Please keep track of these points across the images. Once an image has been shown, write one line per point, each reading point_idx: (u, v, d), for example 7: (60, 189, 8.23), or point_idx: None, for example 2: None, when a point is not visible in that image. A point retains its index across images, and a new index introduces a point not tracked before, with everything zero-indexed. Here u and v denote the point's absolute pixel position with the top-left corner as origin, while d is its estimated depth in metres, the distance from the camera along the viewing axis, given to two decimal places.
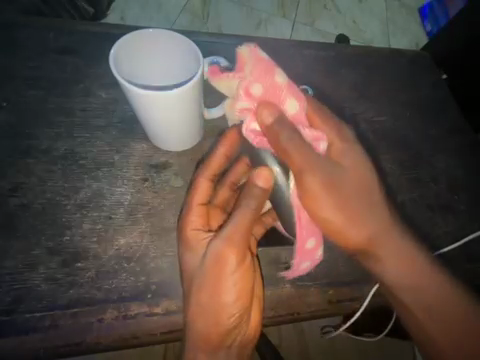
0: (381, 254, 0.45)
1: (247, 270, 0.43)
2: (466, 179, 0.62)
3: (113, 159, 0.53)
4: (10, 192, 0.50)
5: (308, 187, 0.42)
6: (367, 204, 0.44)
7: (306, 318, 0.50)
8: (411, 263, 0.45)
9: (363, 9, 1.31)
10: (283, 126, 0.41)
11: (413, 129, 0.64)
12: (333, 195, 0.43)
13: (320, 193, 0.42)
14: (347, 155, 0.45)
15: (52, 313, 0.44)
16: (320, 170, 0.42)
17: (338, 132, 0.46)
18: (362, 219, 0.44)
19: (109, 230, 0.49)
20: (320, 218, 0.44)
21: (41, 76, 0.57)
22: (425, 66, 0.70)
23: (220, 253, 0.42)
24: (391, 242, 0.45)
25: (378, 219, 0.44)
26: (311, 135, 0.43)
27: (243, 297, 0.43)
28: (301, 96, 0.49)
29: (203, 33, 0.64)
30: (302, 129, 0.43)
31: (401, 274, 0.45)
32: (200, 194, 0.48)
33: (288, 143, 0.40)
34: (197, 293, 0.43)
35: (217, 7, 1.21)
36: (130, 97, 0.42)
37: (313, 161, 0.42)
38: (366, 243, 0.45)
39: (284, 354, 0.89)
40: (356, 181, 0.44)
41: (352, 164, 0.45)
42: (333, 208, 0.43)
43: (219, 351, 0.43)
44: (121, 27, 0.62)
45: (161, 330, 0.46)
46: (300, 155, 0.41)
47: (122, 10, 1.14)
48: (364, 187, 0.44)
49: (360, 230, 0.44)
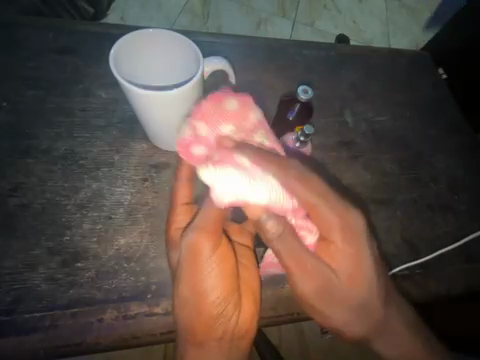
0: (350, 319, 0.43)
1: (225, 255, 0.41)
2: (466, 179, 0.62)
3: (113, 159, 0.53)
4: (10, 192, 0.50)
5: (304, 296, 0.42)
6: (359, 307, 0.42)
7: (306, 317, 0.51)
8: (382, 328, 0.43)
9: (363, 9, 1.31)
10: (275, 237, 0.40)
11: (413, 129, 0.64)
12: (320, 306, 0.42)
13: (309, 276, 0.40)
14: (346, 262, 0.40)
15: (52, 313, 0.44)
16: (313, 270, 0.40)
17: (339, 210, 0.39)
18: (339, 304, 0.41)
19: (110, 230, 0.49)
20: (314, 310, 0.43)
21: (40, 76, 0.57)
22: (425, 66, 0.70)
23: (194, 244, 0.40)
24: (382, 341, 0.45)
25: (372, 326, 0.43)
26: (298, 223, 0.41)
27: (223, 284, 0.41)
28: (301, 96, 0.48)
29: (203, 33, 0.64)
30: (285, 214, 0.40)
31: (367, 321, 0.43)
32: (183, 195, 0.48)
33: (280, 246, 0.40)
34: (182, 283, 0.41)
35: (217, 7, 1.21)
36: (130, 97, 0.42)
37: (302, 262, 0.40)
38: (344, 320, 0.43)
39: (284, 354, 0.89)
40: (349, 298, 0.41)
41: (347, 267, 0.40)
42: (316, 283, 0.40)
43: (206, 341, 0.41)
44: (121, 27, 0.62)
45: (161, 330, 0.46)
46: (280, 245, 0.40)
47: (122, 10, 1.14)
48: (357, 305, 0.41)
49: (335, 298, 0.41)
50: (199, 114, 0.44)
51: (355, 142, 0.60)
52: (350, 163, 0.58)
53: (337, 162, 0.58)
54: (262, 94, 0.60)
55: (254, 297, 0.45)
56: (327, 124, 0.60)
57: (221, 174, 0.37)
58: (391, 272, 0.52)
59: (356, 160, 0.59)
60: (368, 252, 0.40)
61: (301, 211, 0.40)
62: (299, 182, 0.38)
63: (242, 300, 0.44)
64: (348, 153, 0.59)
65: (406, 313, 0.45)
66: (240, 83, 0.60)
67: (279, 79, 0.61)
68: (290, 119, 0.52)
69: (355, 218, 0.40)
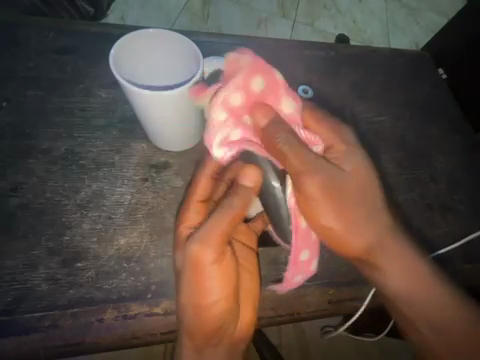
0: (358, 232, 0.42)
1: (227, 268, 0.42)
2: (466, 178, 0.62)
3: (113, 159, 0.53)
4: (10, 192, 0.50)
5: (306, 193, 0.41)
6: (369, 216, 0.42)
7: (307, 317, 0.51)
8: (384, 241, 0.42)
9: (363, 9, 1.31)
10: (276, 125, 0.40)
11: (413, 129, 0.64)
12: (325, 202, 0.41)
13: (309, 168, 0.40)
14: (349, 164, 0.43)
15: (52, 313, 0.44)
16: (315, 167, 0.40)
17: (333, 124, 0.45)
18: (347, 202, 0.41)
19: (110, 230, 0.49)
20: (317, 214, 0.42)
21: (41, 76, 0.57)
22: (425, 65, 0.70)
23: (197, 255, 0.40)
24: (389, 258, 0.43)
25: (379, 236, 0.42)
26: (304, 136, 0.44)
27: (226, 296, 0.42)
28: (301, 95, 0.51)
29: (204, 33, 0.64)
30: (293, 112, 0.43)
31: (371, 233, 0.42)
32: (200, 191, 0.47)
33: (286, 143, 0.40)
34: (187, 290, 0.42)
35: (217, 7, 1.21)
36: (130, 97, 0.43)
37: (302, 155, 0.40)
38: (339, 227, 0.42)
39: (284, 353, 0.89)
40: (355, 193, 0.42)
41: (347, 161, 0.43)
42: (321, 181, 0.40)
43: (205, 349, 0.44)
44: (121, 27, 0.62)
45: (161, 330, 0.46)
46: (287, 137, 0.40)
47: (122, 10, 1.14)
48: (369, 208, 0.42)
49: (341, 196, 0.41)
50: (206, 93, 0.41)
51: None
52: None
53: None
54: None
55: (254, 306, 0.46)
56: None
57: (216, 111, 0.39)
58: None
59: None
60: (363, 161, 0.44)
61: (301, 124, 0.44)
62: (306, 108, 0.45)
63: (245, 309, 0.46)
64: None
65: (416, 263, 0.43)
66: None
67: None
68: None
69: (345, 135, 0.45)
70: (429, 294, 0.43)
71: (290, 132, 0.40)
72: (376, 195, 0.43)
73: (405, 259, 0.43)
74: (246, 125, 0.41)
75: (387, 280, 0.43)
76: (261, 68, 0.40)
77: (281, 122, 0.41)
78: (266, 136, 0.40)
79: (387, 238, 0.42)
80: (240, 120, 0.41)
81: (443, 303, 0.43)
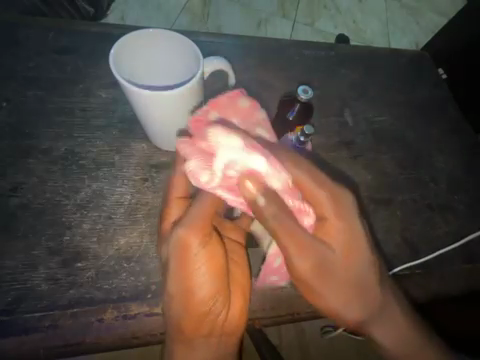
0: (344, 305, 0.42)
1: (214, 254, 0.39)
2: (466, 179, 0.62)
3: (113, 159, 0.53)
4: (10, 192, 0.50)
5: (300, 273, 0.39)
6: (352, 286, 0.42)
7: (305, 317, 0.52)
8: (375, 308, 0.44)
9: (363, 9, 1.31)
10: (271, 201, 0.36)
11: (413, 129, 0.64)
12: (316, 283, 0.40)
13: (300, 249, 0.38)
14: (342, 239, 0.40)
15: (52, 313, 0.44)
16: (308, 246, 0.38)
17: (328, 185, 0.40)
18: (338, 278, 0.41)
19: (110, 230, 0.49)
20: (314, 294, 0.42)
21: (41, 76, 0.57)
22: (425, 66, 0.70)
23: (183, 239, 0.39)
24: (380, 327, 0.45)
25: (371, 314, 0.44)
26: (296, 207, 0.39)
27: (214, 285, 0.39)
28: (301, 96, 0.48)
29: (204, 33, 0.64)
30: (283, 185, 0.37)
31: (362, 307, 0.43)
32: (179, 189, 0.45)
33: (277, 223, 0.37)
34: (172, 278, 0.40)
35: (217, 7, 1.21)
36: (130, 97, 0.43)
37: (295, 234, 0.38)
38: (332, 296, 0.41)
39: (284, 353, 0.89)
40: (346, 270, 0.41)
41: (340, 232, 0.40)
42: (311, 260, 0.39)
43: (193, 337, 0.42)
44: (121, 27, 0.62)
45: (160, 330, 0.47)
46: (280, 222, 0.37)
47: (122, 10, 1.14)
48: (353, 280, 0.41)
49: (332, 273, 0.41)
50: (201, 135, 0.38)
51: (355, 142, 0.60)
52: (350, 163, 0.58)
53: (337, 162, 0.58)
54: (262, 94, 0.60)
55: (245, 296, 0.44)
56: (327, 124, 0.60)
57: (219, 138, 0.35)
58: (392, 272, 0.52)
59: (355, 160, 0.59)
60: (353, 213, 0.41)
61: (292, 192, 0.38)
62: (301, 172, 0.40)
63: (237, 300, 0.43)
64: (348, 153, 0.59)
65: (399, 321, 0.46)
66: (240, 84, 0.60)
67: (279, 79, 0.62)
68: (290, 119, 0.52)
69: (347, 203, 0.41)
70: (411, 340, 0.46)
71: (280, 208, 0.37)
72: (366, 266, 0.42)
73: (393, 314, 0.45)
74: (232, 187, 0.37)
75: (382, 342, 0.47)
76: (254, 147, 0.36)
77: (277, 200, 0.37)
78: (255, 205, 0.37)
79: (374, 308, 0.44)
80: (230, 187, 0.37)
81: (421, 344, 0.47)
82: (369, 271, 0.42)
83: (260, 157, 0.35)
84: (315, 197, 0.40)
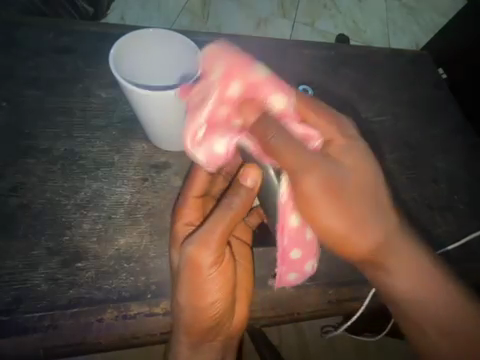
0: (360, 202, 0.39)
1: (224, 271, 0.43)
2: (466, 179, 0.62)
3: (112, 159, 0.53)
4: (9, 191, 0.50)
5: (305, 193, 0.37)
6: (367, 195, 0.39)
7: (306, 317, 0.52)
8: (399, 241, 0.41)
9: (363, 9, 1.31)
10: (272, 124, 0.38)
11: (413, 129, 0.64)
12: (328, 202, 0.38)
13: (304, 166, 0.37)
14: (348, 156, 0.40)
15: (51, 313, 0.44)
16: (313, 161, 0.38)
17: (330, 112, 0.41)
18: (350, 195, 0.38)
19: (109, 230, 0.49)
20: (320, 218, 0.39)
21: (41, 76, 0.57)
22: (425, 65, 0.70)
23: (194, 258, 0.42)
24: (404, 275, 0.42)
25: (385, 233, 0.40)
26: (302, 131, 0.39)
27: (223, 297, 0.44)
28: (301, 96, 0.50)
29: (204, 33, 0.64)
30: (282, 107, 0.39)
31: (375, 227, 0.40)
32: (196, 189, 0.47)
33: (278, 141, 0.37)
34: (184, 294, 0.42)
35: (217, 6, 1.21)
36: (129, 97, 0.43)
37: (300, 153, 0.37)
38: (345, 226, 0.39)
39: (284, 354, 0.89)
40: (359, 184, 0.39)
41: (349, 158, 0.40)
42: (319, 179, 0.37)
43: (200, 341, 0.46)
44: (120, 27, 0.62)
45: (160, 330, 0.48)
46: (278, 138, 0.37)
47: (122, 9, 1.14)
48: (365, 187, 0.39)
49: (341, 189, 0.38)
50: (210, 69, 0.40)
51: None
52: None
53: None
54: None
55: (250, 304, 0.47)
56: None
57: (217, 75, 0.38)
58: None
59: None
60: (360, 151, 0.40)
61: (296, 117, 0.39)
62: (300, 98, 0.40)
63: (239, 306, 0.47)
64: None
65: (424, 264, 0.42)
66: None
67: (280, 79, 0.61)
68: None
69: (345, 124, 0.42)
70: (441, 300, 0.43)
71: (282, 132, 0.38)
72: (383, 201, 0.40)
73: (422, 268, 0.42)
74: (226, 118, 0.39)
75: (399, 285, 0.42)
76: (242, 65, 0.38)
77: (273, 119, 0.38)
78: (259, 131, 0.38)
79: (398, 244, 0.41)
80: (227, 124, 0.39)
81: (464, 312, 0.43)
82: (386, 195, 0.40)
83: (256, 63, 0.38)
84: (321, 129, 0.40)
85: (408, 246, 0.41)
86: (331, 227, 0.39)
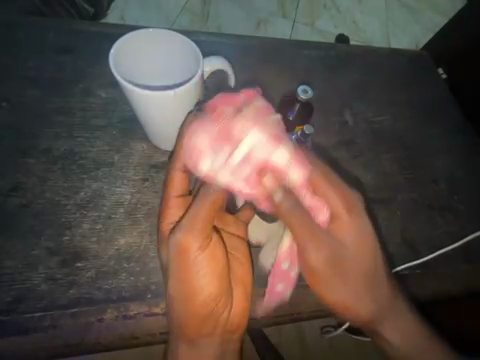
0: (354, 292, 0.46)
1: (214, 255, 0.41)
2: (466, 179, 0.62)
3: (113, 159, 0.53)
4: (9, 192, 0.50)
5: (310, 263, 0.45)
6: (366, 283, 0.46)
7: (305, 316, 0.52)
8: (389, 310, 0.48)
9: (363, 9, 1.31)
10: (286, 195, 0.41)
11: (413, 129, 0.64)
12: (327, 284, 0.46)
13: (311, 237, 0.43)
14: (354, 236, 0.44)
15: (51, 313, 0.44)
16: (319, 239, 0.43)
17: (345, 192, 0.45)
18: (352, 277, 0.46)
19: (109, 230, 0.49)
20: (322, 286, 0.46)
21: (41, 76, 0.57)
22: (425, 65, 0.70)
23: (182, 244, 0.39)
24: (391, 329, 0.49)
25: (377, 306, 0.47)
26: (311, 204, 0.44)
27: (213, 283, 0.41)
28: (301, 95, 0.48)
29: (203, 33, 0.64)
30: (295, 181, 0.42)
31: (368, 308, 0.47)
32: (178, 188, 0.44)
33: (296, 219, 0.41)
34: (173, 281, 0.41)
35: (217, 6, 1.21)
36: (129, 97, 0.43)
37: (314, 229, 0.43)
38: (345, 299, 0.46)
39: (284, 353, 0.89)
40: (359, 268, 0.45)
41: (356, 236, 0.44)
42: (326, 252, 0.44)
43: (197, 337, 0.43)
44: (120, 27, 0.62)
45: (159, 330, 0.48)
46: (295, 210, 0.41)
47: (122, 9, 1.14)
48: (365, 273, 0.46)
49: (344, 271, 0.45)
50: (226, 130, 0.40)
51: (355, 142, 0.60)
52: (350, 163, 0.58)
53: (337, 162, 0.58)
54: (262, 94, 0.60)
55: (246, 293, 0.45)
56: (328, 124, 0.60)
57: (250, 135, 0.39)
58: (396, 269, 0.52)
59: (355, 160, 0.59)
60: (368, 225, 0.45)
61: (307, 188, 0.43)
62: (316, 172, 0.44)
63: (235, 296, 0.45)
64: (348, 153, 0.59)
65: (408, 318, 0.49)
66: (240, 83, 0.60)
67: (280, 79, 0.61)
68: (290, 119, 0.51)
69: (353, 198, 0.45)
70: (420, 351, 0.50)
71: (295, 206, 0.42)
72: (380, 261, 0.46)
73: (406, 327, 0.49)
74: (249, 180, 0.40)
75: (390, 341, 0.50)
76: (278, 140, 0.40)
77: (290, 190, 0.42)
78: (276, 207, 0.41)
79: (385, 294, 0.47)
80: (244, 166, 0.39)
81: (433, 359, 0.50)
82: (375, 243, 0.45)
83: (282, 146, 0.40)
84: (330, 202, 0.44)
85: (401, 313, 0.49)
86: (334, 300, 0.46)
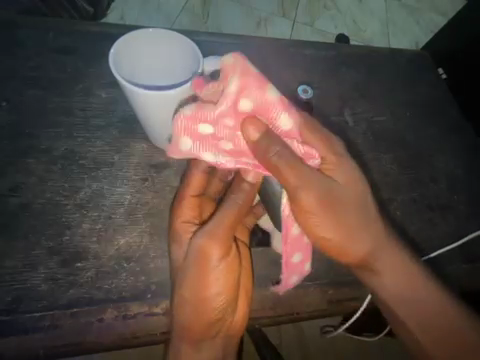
0: (345, 231, 0.40)
1: (233, 264, 0.41)
2: (465, 179, 0.62)
3: (113, 159, 0.53)
4: (9, 192, 0.50)
5: (303, 206, 0.38)
6: (362, 226, 0.41)
7: (306, 317, 0.52)
8: (385, 246, 0.42)
9: (363, 9, 1.31)
10: (269, 138, 0.36)
11: (413, 129, 0.64)
12: (323, 222, 0.39)
13: (303, 182, 0.37)
14: (342, 175, 0.40)
15: (51, 313, 0.44)
16: (311, 181, 0.37)
17: (324, 132, 0.40)
18: (344, 216, 0.40)
19: (109, 230, 0.49)
20: (316, 229, 0.40)
21: (41, 76, 0.57)
22: (425, 65, 0.70)
23: (203, 249, 0.41)
24: (390, 275, 0.43)
25: (373, 243, 0.42)
26: (302, 152, 0.38)
27: (229, 291, 0.41)
28: (301, 95, 0.49)
29: (203, 33, 0.64)
30: (287, 128, 0.37)
31: (367, 243, 0.41)
32: (194, 187, 0.45)
33: (280, 158, 0.36)
34: (189, 285, 0.41)
35: (216, 6, 1.21)
36: (129, 97, 0.43)
37: (299, 171, 0.37)
38: (341, 241, 0.40)
39: (284, 353, 0.89)
40: (351, 204, 0.40)
41: (342, 173, 0.40)
42: (317, 194, 0.38)
43: (201, 339, 0.44)
44: (121, 27, 0.62)
45: (161, 329, 0.47)
46: (281, 154, 0.36)
47: (121, 9, 1.14)
48: (360, 209, 0.40)
49: (338, 206, 0.39)
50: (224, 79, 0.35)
51: (355, 142, 0.60)
52: None
53: None
54: None
55: (248, 301, 0.45)
56: (328, 124, 0.60)
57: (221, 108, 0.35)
58: None
59: (355, 159, 0.59)
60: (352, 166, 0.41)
61: (297, 135, 0.37)
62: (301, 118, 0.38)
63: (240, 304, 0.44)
64: (349, 153, 0.59)
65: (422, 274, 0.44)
66: None
67: (279, 79, 0.61)
68: None
69: (334, 144, 0.41)
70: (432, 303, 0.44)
71: (281, 146, 0.36)
72: (373, 210, 0.42)
73: (407, 274, 0.43)
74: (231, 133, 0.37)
75: (385, 285, 0.43)
76: (261, 81, 0.34)
77: (279, 138, 0.36)
78: (262, 149, 0.36)
79: (387, 248, 0.42)
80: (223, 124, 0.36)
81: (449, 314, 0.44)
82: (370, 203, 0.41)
83: (270, 85, 0.35)
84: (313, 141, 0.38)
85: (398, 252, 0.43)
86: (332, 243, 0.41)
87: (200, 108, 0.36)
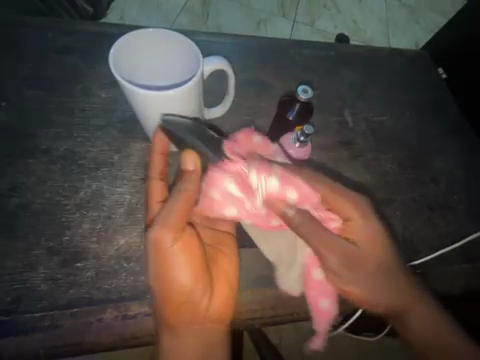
0: (377, 289, 0.47)
1: (191, 249, 0.41)
2: (466, 179, 0.62)
3: (113, 159, 0.53)
4: (9, 192, 0.50)
5: (329, 268, 0.46)
6: (383, 276, 0.46)
7: (306, 317, 0.51)
8: (413, 300, 0.48)
9: (363, 8, 1.30)
10: (297, 211, 0.44)
11: (413, 129, 0.64)
12: (349, 275, 0.46)
13: (325, 244, 0.44)
14: (364, 232, 0.45)
15: (51, 313, 0.44)
16: (333, 242, 0.45)
17: (352, 197, 0.46)
18: (367, 276, 0.46)
19: (109, 230, 0.49)
20: (347, 285, 0.46)
21: (41, 76, 0.57)
22: (425, 65, 0.70)
23: (156, 238, 0.39)
24: (415, 317, 0.48)
25: (401, 297, 0.47)
26: (321, 216, 0.47)
27: (191, 272, 0.41)
28: (300, 95, 0.49)
29: (203, 33, 0.64)
30: (304, 206, 0.45)
31: (392, 295, 0.47)
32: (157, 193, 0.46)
33: (304, 228, 0.44)
34: (152, 272, 0.41)
35: (216, 6, 1.21)
36: (129, 97, 0.43)
37: (320, 233, 0.44)
38: (364, 292, 0.47)
39: (284, 353, 0.89)
40: (375, 263, 0.46)
41: (364, 231, 0.45)
42: (338, 254, 0.45)
43: (179, 325, 0.43)
44: (120, 27, 0.62)
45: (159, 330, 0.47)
46: (306, 224, 0.44)
47: (121, 9, 1.14)
48: (381, 267, 0.46)
49: (360, 263, 0.46)
50: (245, 182, 0.43)
51: (355, 142, 0.60)
52: (350, 162, 0.58)
53: (337, 162, 0.58)
54: (262, 94, 0.60)
55: (229, 289, 0.44)
56: (328, 123, 0.60)
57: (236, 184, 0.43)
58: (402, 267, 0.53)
59: (355, 160, 0.59)
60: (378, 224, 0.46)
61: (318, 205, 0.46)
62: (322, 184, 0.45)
63: (217, 290, 0.44)
64: (349, 153, 0.59)
65: (441, 317, 0.48)
66: (240, 83, 0.60)
67: (280, 79, 0.61)
68: (290, 119, 0.53)
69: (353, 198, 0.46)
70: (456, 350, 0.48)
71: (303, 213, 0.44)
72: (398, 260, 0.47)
73: (433, 321, 0.48)
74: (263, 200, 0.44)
75: (412, 329, 0.49)
76: (287, 178, 0.44)
77: (300, 209, 0.44)
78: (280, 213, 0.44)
79: (407, 293, 0.47)
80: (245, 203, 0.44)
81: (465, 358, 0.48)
82: (391, 255, 0.46)
83: (292, 188, 0.44)
84: (336, 204, 0.45)
85: (424, 301, 0.48)
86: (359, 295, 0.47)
87: (243, 179, 0.43)
